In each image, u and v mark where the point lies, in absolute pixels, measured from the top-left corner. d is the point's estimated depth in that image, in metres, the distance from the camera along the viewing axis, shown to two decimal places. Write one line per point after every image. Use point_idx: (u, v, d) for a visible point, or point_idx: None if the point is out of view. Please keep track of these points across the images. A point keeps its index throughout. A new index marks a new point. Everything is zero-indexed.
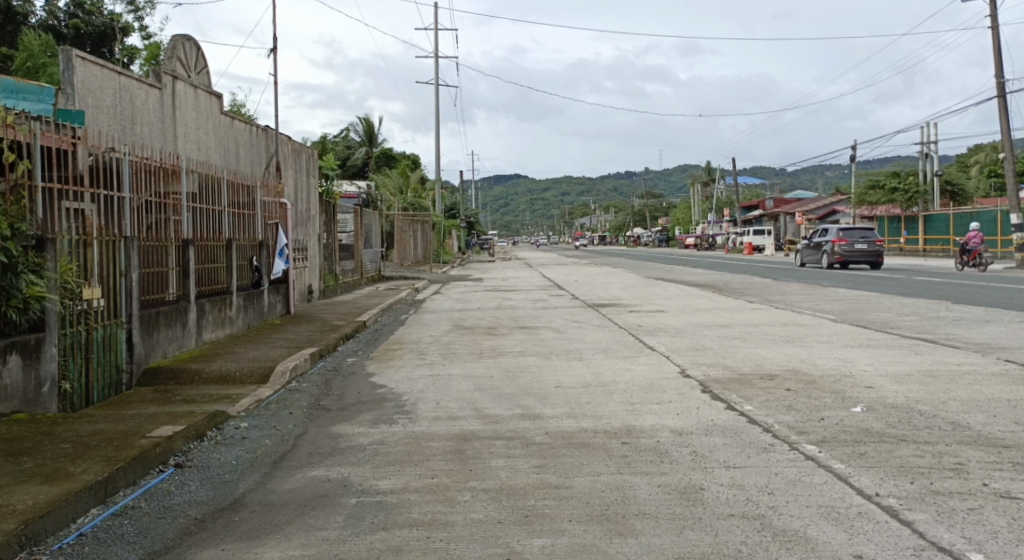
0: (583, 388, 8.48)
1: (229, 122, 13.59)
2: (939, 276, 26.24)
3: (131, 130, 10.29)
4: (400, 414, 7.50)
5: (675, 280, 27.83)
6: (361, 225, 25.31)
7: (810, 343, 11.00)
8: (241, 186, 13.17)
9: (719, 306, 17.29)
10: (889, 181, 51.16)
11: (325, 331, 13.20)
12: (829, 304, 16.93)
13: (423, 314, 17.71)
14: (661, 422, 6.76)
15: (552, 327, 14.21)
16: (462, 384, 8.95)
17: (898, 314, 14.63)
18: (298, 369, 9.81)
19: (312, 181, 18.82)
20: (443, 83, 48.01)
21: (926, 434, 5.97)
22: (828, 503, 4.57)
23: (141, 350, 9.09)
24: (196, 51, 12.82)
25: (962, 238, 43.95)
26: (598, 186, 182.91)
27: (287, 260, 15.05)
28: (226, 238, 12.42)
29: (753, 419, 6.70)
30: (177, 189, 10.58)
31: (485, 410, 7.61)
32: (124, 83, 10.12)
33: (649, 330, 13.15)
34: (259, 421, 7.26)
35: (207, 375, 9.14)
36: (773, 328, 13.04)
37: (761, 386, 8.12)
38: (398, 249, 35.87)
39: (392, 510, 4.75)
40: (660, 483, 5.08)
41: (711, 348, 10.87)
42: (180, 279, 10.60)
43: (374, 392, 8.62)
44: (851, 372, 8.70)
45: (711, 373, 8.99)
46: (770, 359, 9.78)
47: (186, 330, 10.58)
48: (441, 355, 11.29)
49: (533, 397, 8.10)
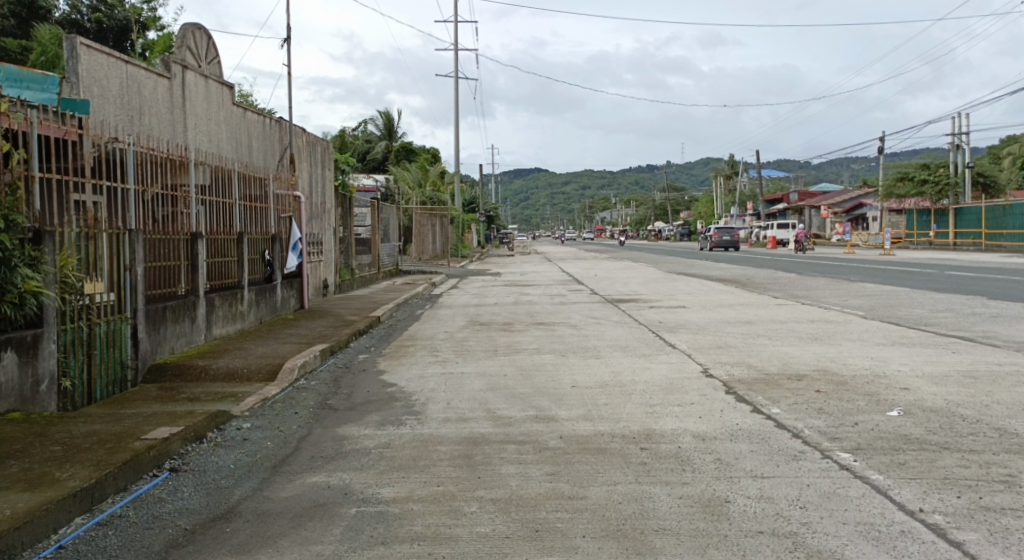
0: (601, 388, 8.11)
1: (241, 113, 13.34)
2: (972, 271, 25.56)
3: (138, 120, 10.03)
4: (409, 415, 7.19)
5: (698, 275, 27.34)
6: (379, 219, 25.08)
7: (839, 342, 10.56)
8: (253, 179, 12.91)
9: (743, 302, 16.82)
10: (918, 172, 50.67)
11: (338, 327, 12.94)
12: (858, 300, 16.43)
13: (439, 309, 17.44)
14: (683, 426, 6.39)
15: (570, 323, 13.85)
16: (475, 383, 8.61)
17: (930, 310, 14.13)
18: (308, 366, 9.53)
19: (327, 174, 18.56)
20: (464, 76, 47.67)
21: (970, 442, 5.56)
22: (867, 520, 4.19)
23: (146, 346, 8.83)
24: (207, 40, 12.55)
25: (994, 232, 43.02)
26: (618, 180, 181.89)
27: (300, 253, 14.82)
28: (237, 231, 12.16)
29: (781, 423, 6.31)
30: (186, 180, 10.31)
31: (497, 411, 7.26)
32: (131, 72, 9.85)
33: (670, 327, 12.73)
34: (262, 421, 6.97)
35: (214, 372, 8.87)
36: (800, 324, 12.61)
37: (789, 387, 7.73)
38: (416, 243, 35.69)
39: (394, 522, 4.43)
40: (681, 494, 4.72)
41: (735, 346, 10.48)
42: (188, 273, 10.34)
43: (383, 392, 8.30)
44: (885, 372, 8.25)
45: (735, 372, 8.61)
46: (798, 358, 9.36)
47: (195, 325, 10.33)
48: (455, 352, 10.96)
49: (548, 398, 7.74)
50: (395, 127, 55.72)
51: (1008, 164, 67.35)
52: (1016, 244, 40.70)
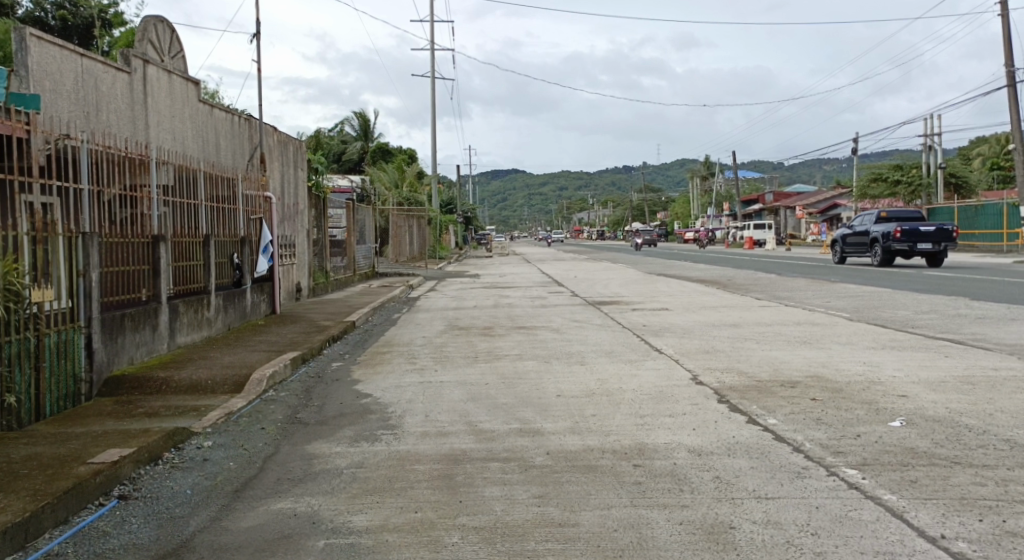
0: (586, 398, 7.70)
1: (207, 111, 12.81)
2: (951, 271, 25.43)
3: (96, 117, 9.50)
4: (385, 430, 6.73)
5: (677, 275, 27.03)
6: (354, 220, 24.54)
7: (829, 345, 10.24)
8: (221, 179, 12.38)
9: (726, 304, 16.52)
10: (893, 175, 51.08)
11: (310, 333, 12.45)
12: (842, 302, 16.13)
13: (417, 312, 16.96)
14: (677, 440, 6.00)
15: (551, 327, 13.44)
16: (455, 393, 8.17)
17: (916, 311, 13.89)
18: (277, 376, 9.04)
19: (300, 174, 18.02)
20: (439, 76, 47.10)
21: (982, 456, 5.20)
22: (885, 549, 3.82)
23: (102, 357, 8.31)
24: (170, 34, 12.02)
25: (967, 232, 43.20)
26: (595, 181, 182.17)
27: (271, 257, 14.29)
28: (203, 234, 11.63)
29: (780, 436, 5.93)
30: (147, 181, 9.78)
31: (478, 424, 6.84)
32: (87, 66, 9.33)
33: (654, 331, 12.37)
34: (224, 438, 6.48)
35: (176, 384, 8.36)
36: (786, 327, 12.29)
37: (784, 395, 7.36)
38: (393, 245, 35.15)
39: (366, 556, 3.99)
40: (681, 520, 4.32)
41: (723, 351, 10.13)
42: (150, 279, 9.81)
43: (356, 403, 7.85)
44: (880, 378, 7.92)
45: (725, 380, 8.24)
46: (789, 363, 9.01)
47: (156, 333, 9.80)
48: (433, 359, 10.49)
49: (532, 409, 7.33)
50: (371, 127, 55.07)
51: (980, 165, 68.00)
52: (990, 244, 40.95)
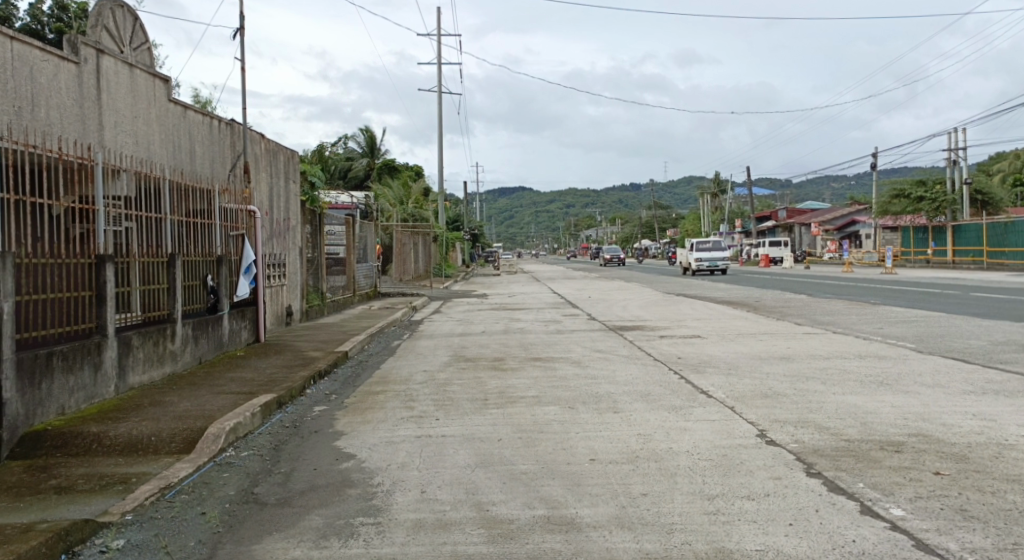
0: (630, 465, 5.95)
1: (179, 113, 11.17)
2: (999, 292, 23.59)
3: (31, 114, 7.78)
4: (366, 517, 4.99)
5: (699, 295, 25.34)
6: (354, 237, 22.83)
7: (914, 388, 8.42)
8: (193, 191, 10.71)
9: (766, 331, 14.74)
10: (915, 189, 48.52)
11: (293, 366, 10.75)
12: (897, 329, 14.34)
13: (418, 339, 15.23)
14: (773, 545, 4.25)
15: (571, 359, 11.68)
16: (460, 455, 6.42)
17: (989, 341, 12.14)
18: (241, 429, 7.31)
19: (292, 186, 16.37)
20: (445, 90, 45.15)
21: None
22: None
23: (17, 408, 6.57)
24: (131, 21, 10.40)
25: (996, 249, 41.33)
26: (603, 198, 180.54)
27: (253, 279, 12.61)
28: (169, 253, 9.91)
29: (920, 541, 4.21)
30: (91, 191, 8.07)
31: (492, 508, 5.10)
32: (19, 51, 7.64)
33: (695, 365, 10.62)
34: (144, 533, 4.74)
35: (110, 443, 6.63)
36: (850, 361, 10.54)
37: (893, 466, 5.61)
38: (398, 263, 33.46)
39: None
40: None
41: (787, 394, 8.39)
42: (93, 307, 8.07)
43: (335, 471, 6.09)
44: (1008, 441, 6.17)
45: (803, 437, 6.53)
46: (877, 415, 7.24)
47: (98, 374, 8.07)
48: (434, 403, 8.70)
49: (560, 483, 5.58)
50: (378, 143, 53.40)
51: (999, 179, 66.47)
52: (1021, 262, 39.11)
